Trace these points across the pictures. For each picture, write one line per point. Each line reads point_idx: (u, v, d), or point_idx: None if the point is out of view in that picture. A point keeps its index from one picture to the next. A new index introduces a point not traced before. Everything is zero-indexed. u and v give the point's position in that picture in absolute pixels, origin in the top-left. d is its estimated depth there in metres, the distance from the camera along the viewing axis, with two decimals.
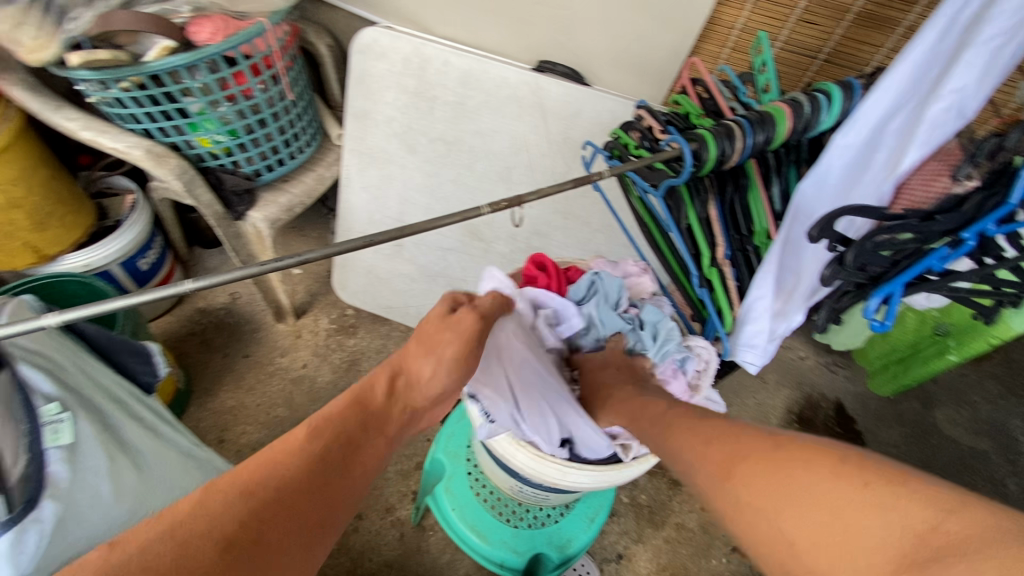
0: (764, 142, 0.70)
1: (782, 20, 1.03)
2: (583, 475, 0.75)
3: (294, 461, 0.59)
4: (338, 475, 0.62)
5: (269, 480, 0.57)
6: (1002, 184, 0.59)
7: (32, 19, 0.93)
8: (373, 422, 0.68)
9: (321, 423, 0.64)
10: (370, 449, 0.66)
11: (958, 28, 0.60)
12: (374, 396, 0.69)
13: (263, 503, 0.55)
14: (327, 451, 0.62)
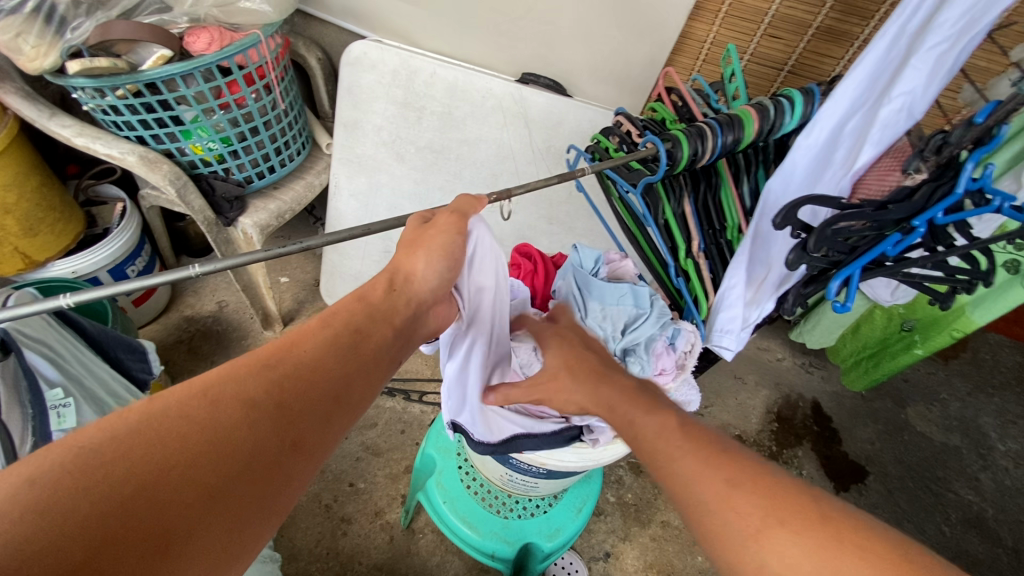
0: (733, 143, 0.76)
1: (750, 35, 1.11)
2: (570, 453, 0.79)
3: (302, 352, 0.52)
4: (346, 368, 0.54)
5: (278, 367, 0.49)
6: (948, 176, 0.65)
7: (34, 30, 0.97)
8: (380, 319, 0.60)
9: (331, 317, 0.57)
10: (377, 343, 0.58)
11: (905, 37, 0.67)
12: (375, 295, 0.62)
13: (267, 392, 0.47)
14: (333, 341, 0.54)
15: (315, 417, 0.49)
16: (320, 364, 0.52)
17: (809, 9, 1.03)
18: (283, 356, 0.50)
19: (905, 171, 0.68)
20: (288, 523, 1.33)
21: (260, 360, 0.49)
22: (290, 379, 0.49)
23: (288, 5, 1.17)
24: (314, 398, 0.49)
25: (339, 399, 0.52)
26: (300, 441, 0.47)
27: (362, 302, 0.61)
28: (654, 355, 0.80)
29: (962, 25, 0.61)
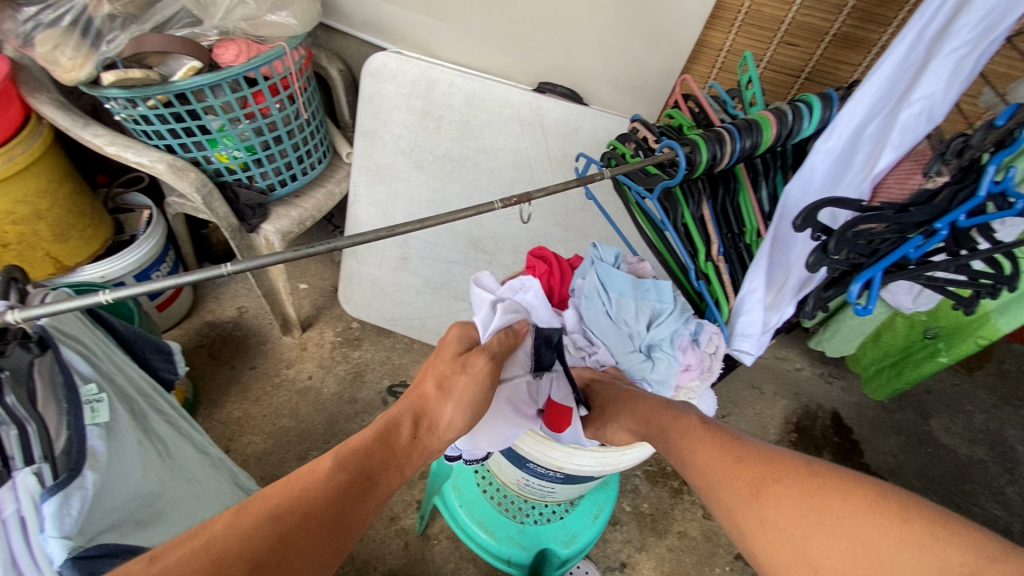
0: (751, 147, 0.76)
1: (767, 42, 1.12)
2: (588, 458, 0.79)
3: (311, 503, 0.54)
4: (343, 521, 0.55)
5: (286, 520, 0.51)
6: (970, 179, 0.65)
7: (71, 42, 1.01)
8: (392, 464, 0.62)
9: (347, 457, 0.59)
10: (383, 491, 0.60)
11: (925, 41, 0.66)
12: (396, 439, 0.63)
13: (271, 546, 0.49)
14: (340, 492, 0.56)
15: (307, 569, 0.51)
16: (328, 515, 0.54)
17: (826, 17, 1.03)
18: (290, 509, 0.52)
19: (926, 174, 0.67)
20: None
21: (273, 511, 0.52)
22: (294, 535, 0.51)
23: (312, 19, 1.21)
24: (310, 556, 0.51)
25: (334, 548, 0.53)
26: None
27: (381, 442, 0.62)
28: (679, 350, 0.82)
29: (981, 30, 0.62)
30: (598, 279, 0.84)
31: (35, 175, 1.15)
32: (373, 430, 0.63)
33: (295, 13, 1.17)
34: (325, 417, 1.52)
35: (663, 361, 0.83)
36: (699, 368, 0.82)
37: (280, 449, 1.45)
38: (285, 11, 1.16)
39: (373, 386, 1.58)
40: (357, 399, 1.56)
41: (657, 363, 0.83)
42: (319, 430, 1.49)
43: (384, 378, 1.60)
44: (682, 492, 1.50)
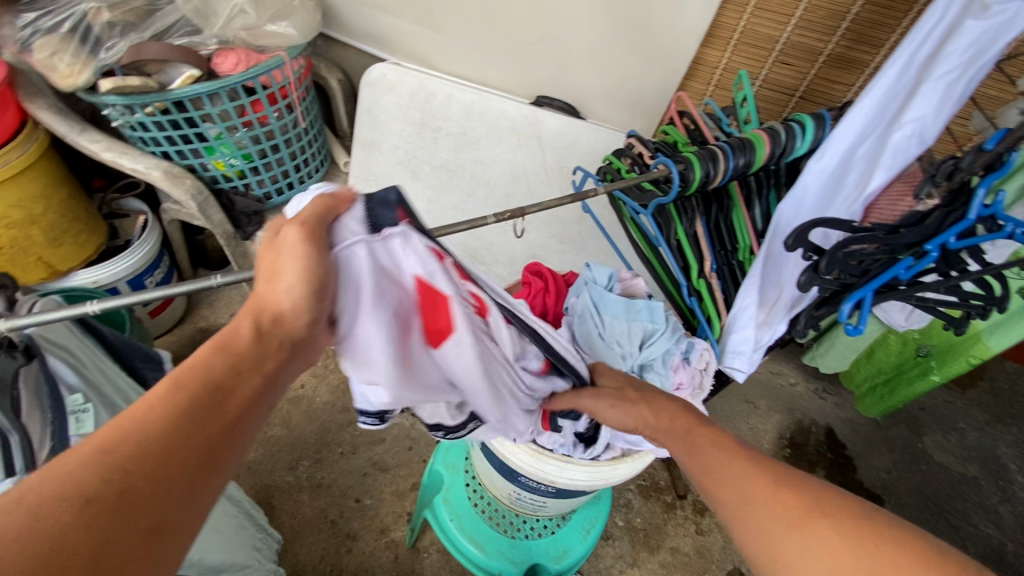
0: (745, 165, 0.77)
1: (762, 61, 1.13)
2: (577, 471, 0.75)
3: (142, 427, 0.38)
4: (208, 432, 0.40)
5: (115, 452, 0.36)
6: (960, 202, 0.65)
7: (69, 48, 1.01)
8: (246, 366, 0.45)
9: (183, 372, 0.42)
10: (242, 395, 0.44)
11: (916, 65, 0.68)
12: (239, 343, 0.46)
13: (104, 481, 0.35)
14: (186, 405, 0.40)
15: (172, 495, 0.37)
16: (174, 431, 0.38)
17: (820, 38, 1.05)
18: (119, 439, 0.37)
19: (916, 196, 0.68)
20: (293, 538, 1.33)
21: (94, 446, 0.36)
22: (134, 460, 0.36)
23: (312, 30, 1.22)
24: (169, 483, 0.37)
25: (201, 462, 0.39)
26: (159, 524, 0.35)
27: (221, 350, 0.45)
28: (671, 369, 0.78)
29: (971, 54, 0.62)
30: (591, 300, 0.80)
31: (29, 180, 1.15)
32: (206, 341, 0.45)
33: (294, 24, 1.17)
34: (316, 426, 1.51)
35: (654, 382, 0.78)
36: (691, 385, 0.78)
37: (270, 458, 1.44)
38: (284, 21, 1.16)
39: None
40: (350, 408, 1.55)
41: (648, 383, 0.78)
42: (310, 439, 1.48)
43: None
44: (675, 507, 1.50)
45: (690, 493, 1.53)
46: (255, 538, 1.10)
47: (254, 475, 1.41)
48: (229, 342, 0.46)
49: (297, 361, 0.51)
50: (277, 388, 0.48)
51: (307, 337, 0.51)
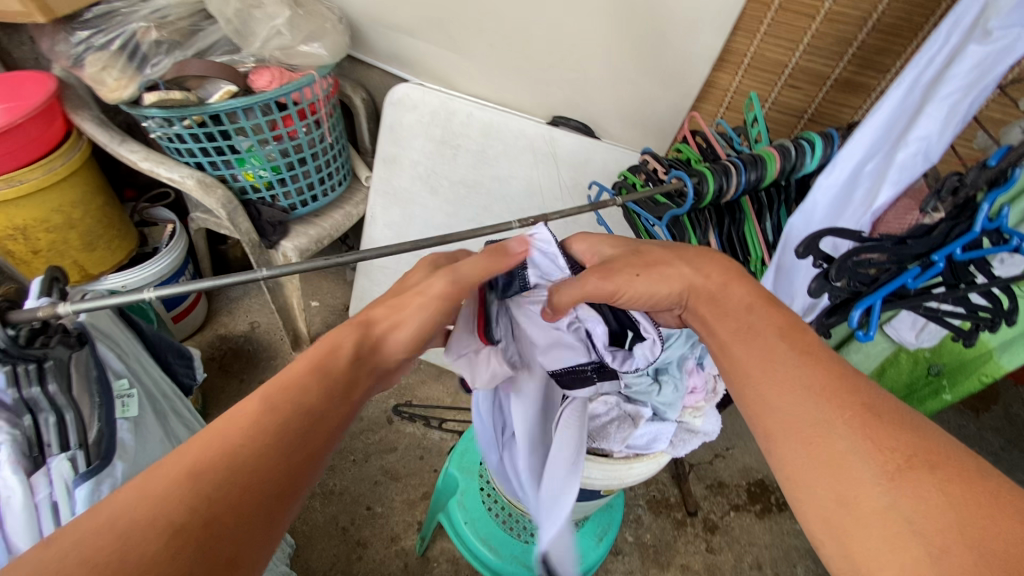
0: (756, 180, 0.80)
1: (771, 85, 1.17)
2: (596, 471, 0.73)
3: (255, 431, 0.46)
4: (289, 462, 0.47)
5: (209, 475, 0.43)
6: (965, 216, 0.68)
7: (118, 64, 1.08)
8: (334, 394, 0.53)
9: (275, 400, 0.49)
10: (330, 420, 0.52)
11: (920, 87, 0.72)
12: (334, 364, 0.55)
13: (194, 508, 0.41)
14: (274, 433, 0.47)
15: (251, 520, 0.43)
16: (261, 459, 0.45)
17: (827, 63, 1.09)
18: (234, 448, 0.45)
19: (923, 210, 0.71)
20: (304, 543, 1.34)
21: (195, 466, 0.43)
22: (241, 475, 0.44)
23: (342, 51, 1.28)
24: (252, 514, 0.43)
25: (279, 489, 0.46)
26: (237, 551, 0.41)
27: (318, 372, 0.53)
28: (685, 373, 0.73)
29: (974, 77, 0.66)
30: None
31: (70, 187, 1.21)
32: (304, 363, 0.53)
33: (326, 45, 1.24)
34: None
35: (670, 387, 0.72)
36: (705, 392, 0.74)
37: None
38: (317, 42, 1.23)
39: (379, 404, 1.59)
40: (363, 417, 1.57)
41: (663, 389, 0.72)
42: None
43: (390, 397, 1.61)
44: (685, 524, 1.49)
45: (700, 510, 1.52)
46: None
47: None
48: (324, 366, 0.54)
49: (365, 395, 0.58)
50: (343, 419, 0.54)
51: (380, 371, 0.60)
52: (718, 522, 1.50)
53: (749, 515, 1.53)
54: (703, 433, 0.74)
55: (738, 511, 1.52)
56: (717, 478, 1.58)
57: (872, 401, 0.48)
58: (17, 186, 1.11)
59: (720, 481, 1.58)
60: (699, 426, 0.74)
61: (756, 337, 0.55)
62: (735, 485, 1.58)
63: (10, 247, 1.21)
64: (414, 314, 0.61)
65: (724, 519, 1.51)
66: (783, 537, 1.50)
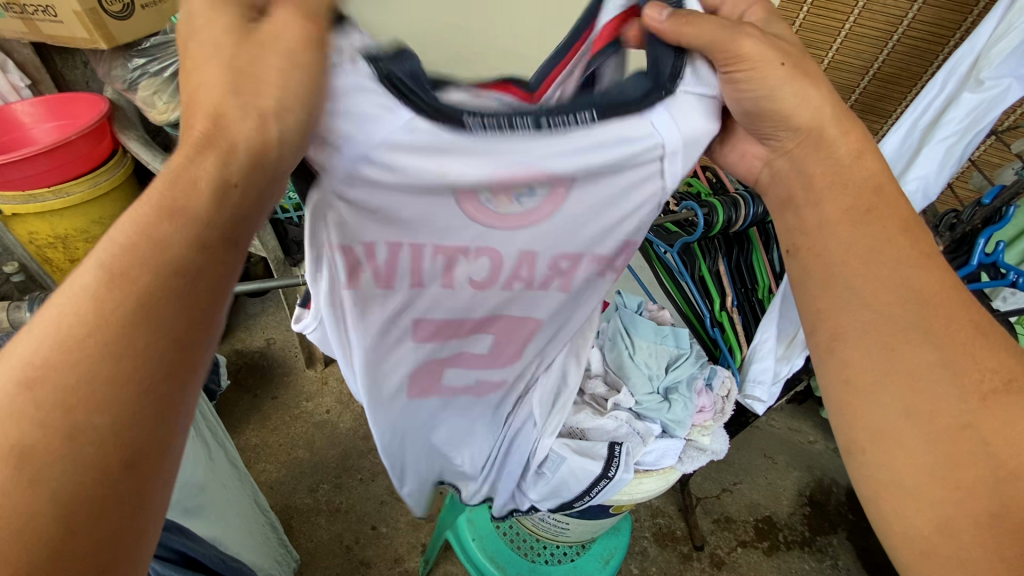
0: (762, 214, 0.85)
1: None
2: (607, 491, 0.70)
3: (72, 324, 0.30)
4: (177, 325, 0.32)
5: (47, 382, 0.29)
6: (964, 249, 0.73)
7: (168, 90, 1.17)
8: (230, 215, 0.36)
9: (121, 248, 0.32)
10: (212, 276, 0.34)
11: (918, 130, 0.76)
12: (213, 189, 0.35)
13: (43, 424, 0.29)
14: (139, 295, 0.31)
15: (137, 416, 0.31)
16: (119, 339, 0.30)
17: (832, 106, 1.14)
18: (48, 364, 0.29)
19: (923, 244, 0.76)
20: (309, 560, 1.34)
21: (28, 369, 0.29)
22: (70, 396, 0.29)
23: None
24: (135, 411, 0.30)
25: (171, 368, 0.32)
26: (134, 456, 0.31)
27: (173, 186, 0.34)
28: (694, 392, 0.75)
29: (967, 123, 0.71)
30: (621, 324, 0.81)
31: (111, 201, 1.28)
32: (156, 183, 0.34)
33: None
34: (339, 450, 1.55)
35: (679, 405, 0.73)
36: (712, 411, 0.75)
37: (292, 479, 1.48)
38: None
39: None
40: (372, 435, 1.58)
41: (673, 406, 0.73)
42: (332, 463, 1.52)
43: None
44: (691, 558, 1.47)
45: (707, 545, 1.50)
46: (277, 552, 1.11)
47: (276, 495, 1.44)
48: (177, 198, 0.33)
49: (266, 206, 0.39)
50: (232, 247, 0.36)
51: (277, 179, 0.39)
52: (725, 558, 1.49)
53: (756, 553, 1.51)
54: (711, 451, 0.75)
55: (745, 548, 1.51)
56: (723, 513, 1.57)
57: (986, 323, 0.44)
58: (64, 197, 1.18)
59: (727, 516, 1.57)
60: (705, 444, 0.74)
61: (873, 223, 0.47)
62: (742, 521, 1.56)
63: (49, 254, 1.27)
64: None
65: (730, 555, 1.49)
66: None
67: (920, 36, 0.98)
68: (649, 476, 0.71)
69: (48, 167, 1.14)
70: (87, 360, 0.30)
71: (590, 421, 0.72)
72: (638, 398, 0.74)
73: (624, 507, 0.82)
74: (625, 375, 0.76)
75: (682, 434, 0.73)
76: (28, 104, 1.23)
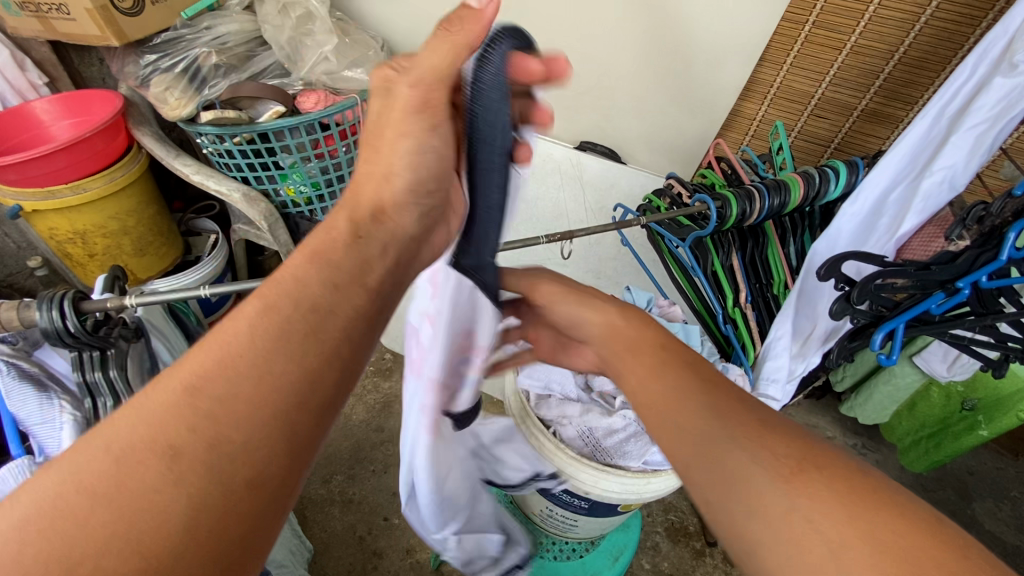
0: (779, 206, 0.82)
1: (798, 114, 1.17)
2: (615, 483, 0.69)
3: (227, 353, 0.37)
4: (305, 365, 0.39)
5: (207, 392, 0.36)
6: (992, 243, 0.64)
7: (179, 86, 1.17)
8: (347, 281, 0.44)
9: (275, 296, 0.41)
10: (342, 318, 0.42)
11: (946, 117, 0.73)
12: (334, 253, 0.46)
13: (191, 429, 0.34)
14: (280, 332, 0.39)
15: (266, 440, 0.36)
16: (267, 370, 0.37)
17: (854, 93, 1.09)
18: (211, 375, 0.36)
19: (947, 237, 0.69)
20: (322, 550, 1.36)
21: (188, 384, 0.36)
22: (219, 408, 0.35)
23: None
24: (265, 434, 0.36)
25: (299, 405, 0.38)
26: (257, 478, 0.35)
27: (314, 261, 0.44)
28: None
29: (999, 109, 0.67)
30: None
31: (127, 196, 1.29)
32: (302, 253, 0.44)
33: (368, 70, 1.32)
34: (352, 442, 1.56)
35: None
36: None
37: (306, 470, 1.50)
38: (360, 68, 1.31)
39: (401, 416, 1.62)
40: (384, 428, 1.60)
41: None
42: (345, 454, 1.53)
43: None
44: (704, 554, 1.46)
45: (720, 541, 1.49)
46: (291, 543, 1.13)
47: None
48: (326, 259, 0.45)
49: (400, 279, 0.51)
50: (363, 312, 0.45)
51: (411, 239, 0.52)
52: None
53: None
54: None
55: None
56: None
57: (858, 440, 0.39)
58: (82, 193, 1.19)
59: None
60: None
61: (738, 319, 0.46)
62: None
63: (69, 249, 1.30)
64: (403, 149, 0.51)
65: None
66: None
67: (950, 18, 0.94)
68: (658, 476, 0.69)
69: (66, 163, 1.15)
70: (243, 385, 0.36)
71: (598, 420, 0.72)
72: None
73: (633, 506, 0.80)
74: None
75: None
76: (46, 102, 1.25)
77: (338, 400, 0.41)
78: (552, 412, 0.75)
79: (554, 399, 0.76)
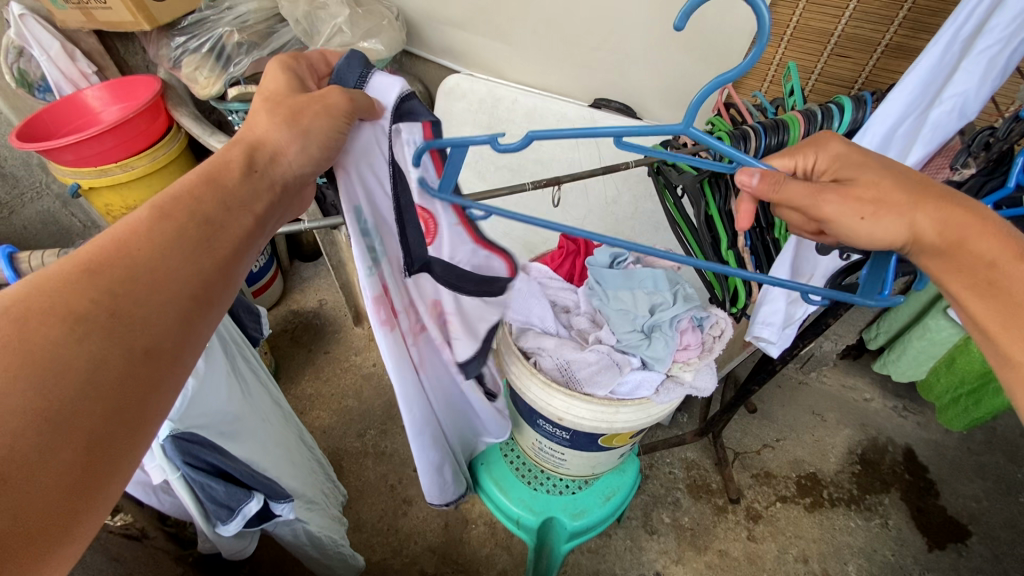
0: (777, 145, 0.77)
1: (816, 55, 1.11)
2: (584, 410, 0.75)
3: (128, 244, 0.40)
4: (196, 266, 0.43)
5: (108, 272, 0.39)
6: (1000, 171, 0.67)
7: (207, 64, 1.27)
8: (236, 205, 0.47)
9: (168, 203, 0.44)
10: (233, 235, 0.46)
11: (960, 41, 0.68)
12: (229, 177, 0.48)
13: (94, 302, 0.38)
14: (173, 236, 0.42)
15: (163, 318, 0.40)
16: (160, 263, 0.41)
17: (876, 28, 1.02)
18: (106, 261, 0.39)
19: (952, 166, 0.69)
20: (357, 496, 1.46)
21: (84, 265, 0.38)
22: (123, 284, 0.39)
23: (397, 47, 1.38)
24: (161, 312, 0.40)
25: (193, 294, 0.43)
26: (153, 348, 0.40)
27: (210, 184, 0.47)
28: (677, 331, 0.76)
29: (1014, 28, 0.63)
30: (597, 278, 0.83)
31: (169, 172, 1.41)
32: (196, 171, 0.47)
33: (382, 41, 1.33)
34: (384, 401, 1.66)
35: (660, 342, 0.74)
36: (699, 349, 0.76)
37: (342, 425, 1.60)
38: (374, 38, 1.33)
39: None
40: None
41: (654, 343, 0.75)
42: (378, 412, 1.63)
43: None
44: (727, 511, 1.47)
45: (743, 499, 1.49)
46: (325, 485, 1.23)
47: (328, 439, 1.58)
48: (213, 177, 0.47)
49: (282, 211, 0.53)
50: (257, 229, 0.49)
51: (299, 186, 0.53)
52: (763, 512, 1.46)
53: (797, 508, 1.48)
54: (694, 388, 0.77)
55: (785, 503, 1.47)
56: (763, 468, 1.54)
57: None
58: (129, 171, 1.31)
59: (768, 472, 1.54)
60: (688, 380, 0.76)
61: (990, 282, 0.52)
62: (783, 476, 1.53)
63: None
64: (315, 121, 0.51)
65: (768, 509, 1.47)
66: (834, 533, 1.44)
67: None
68: (625, 405, 0.74)
69: (113, 144, 1.26)
70: (141, 277, 0.40)
71: (574, 355, 0.76)
72: (621, 336, 0.77)
73: (613, 441, 0.85)
74: (607, 316, 0.80)
75: (661, 369, 0.75)
76: (95, 89, 1.37)
77: (218, 293, 0.45)
78: (531, 343, 0.79)
79: (533, 331, 0.80)
